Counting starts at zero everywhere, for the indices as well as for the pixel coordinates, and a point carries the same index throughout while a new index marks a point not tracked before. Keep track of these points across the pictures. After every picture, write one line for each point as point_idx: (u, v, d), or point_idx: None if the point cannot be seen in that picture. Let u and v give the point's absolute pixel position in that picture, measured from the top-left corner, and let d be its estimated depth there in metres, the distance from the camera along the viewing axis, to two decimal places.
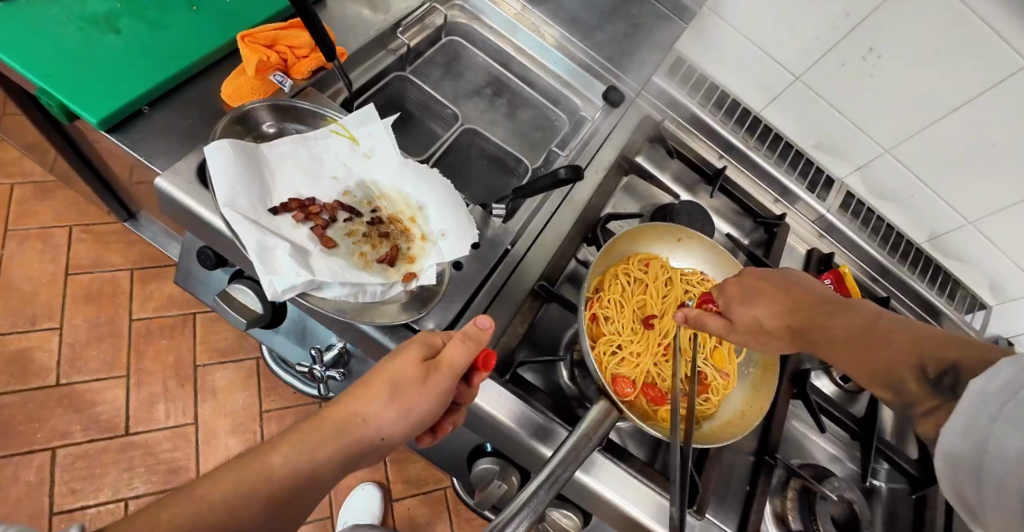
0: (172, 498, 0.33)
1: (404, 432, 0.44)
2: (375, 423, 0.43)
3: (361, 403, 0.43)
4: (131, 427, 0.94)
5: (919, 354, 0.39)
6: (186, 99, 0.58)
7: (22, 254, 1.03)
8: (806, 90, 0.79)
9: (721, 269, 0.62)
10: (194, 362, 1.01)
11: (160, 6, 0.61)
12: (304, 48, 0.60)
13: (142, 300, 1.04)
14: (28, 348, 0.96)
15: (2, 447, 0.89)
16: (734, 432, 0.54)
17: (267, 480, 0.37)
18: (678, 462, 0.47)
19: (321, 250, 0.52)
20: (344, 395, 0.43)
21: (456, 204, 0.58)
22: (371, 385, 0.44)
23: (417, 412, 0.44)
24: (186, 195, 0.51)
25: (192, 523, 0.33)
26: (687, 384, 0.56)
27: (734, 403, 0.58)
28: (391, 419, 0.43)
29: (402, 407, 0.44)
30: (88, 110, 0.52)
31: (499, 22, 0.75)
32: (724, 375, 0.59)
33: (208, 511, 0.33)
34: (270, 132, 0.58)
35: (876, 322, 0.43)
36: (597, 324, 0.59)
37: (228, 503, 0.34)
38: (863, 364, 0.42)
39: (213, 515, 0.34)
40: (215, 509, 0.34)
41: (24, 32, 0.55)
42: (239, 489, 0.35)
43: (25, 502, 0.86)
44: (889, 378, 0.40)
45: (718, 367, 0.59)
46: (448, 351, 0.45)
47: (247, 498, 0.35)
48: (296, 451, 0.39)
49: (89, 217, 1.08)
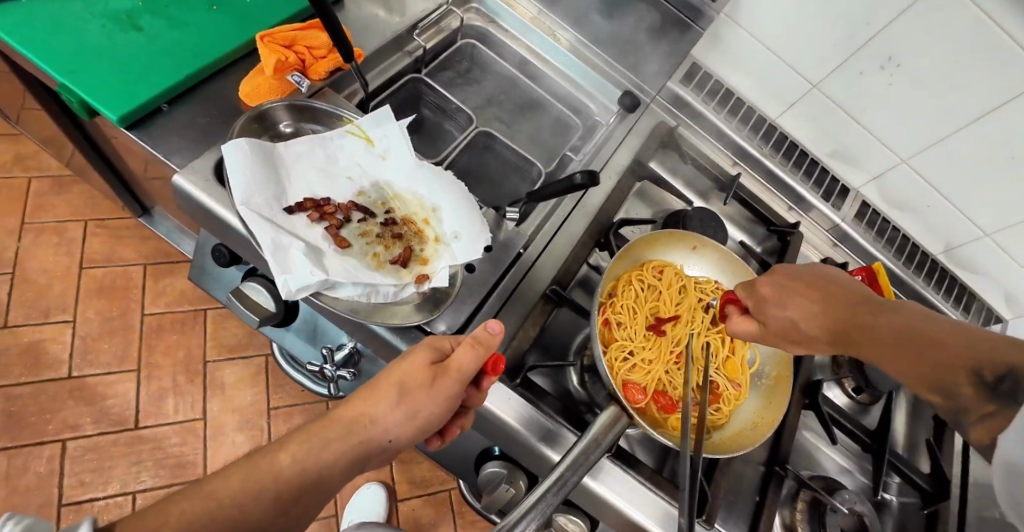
0: (181, 496, 0.34)
1: (412, 435, 0.45)
2: (383, 426, 0.44)
3: (369, 404, 0.44)
4: (141, 421, 0.99)
5: (975, 357, 0.35)
6: (203, 97, 0.60)
7: (39, 247, 1.07)
8: (822, 99, 0.76)
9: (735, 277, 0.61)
10: (205, 357, 1.06)
11: (180, 6, 0.63)
12: (322, 48, 0.62)
13: (151, 295, 1.09)
14: (42, 341, 1.01)
15: (15, 436, 0.93)
16: (745, 443, 0.53)
17: (274, 480, 0.38)
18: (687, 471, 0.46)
19: (334, 250, 0.53)
20: (352, 397, 0.44)
21: (470, 205, 0.58)
22: (379, 387, 0.44)
23: (424, 414, 0.44)
24: (203, 192, 0.53)
25: (201, 519, 0.34)
26: (699, 394, 0.54)
27: (746, 413, 0.57)
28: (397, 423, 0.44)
29: (409, 408, 0.44)
30: (109, 107, 0.54)
31: (515, 25, 0.77)
32: (736, 386, 0.58)
33: (216, 508, 0.35)
34: (287, 132, 0.59)
35: (926, 324, 0.39)
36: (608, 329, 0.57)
37: (236, 502, 0.36)
38: (913, 370, 0.38)
39: (221, 512, 0.35)
40: (223, 506, 0.35)
41: (49, 32, 0.57)
42: (249, 486, 0.37)
43: (35, 492, 0.91)
44: (940, 382, 0.37)
45: (731, 377, 0.58)
46: (457, 356, 0.45)
47: (257, 496, 0.37)
48: (304, 450, 0.40)
49: (105, 212, 1.13)
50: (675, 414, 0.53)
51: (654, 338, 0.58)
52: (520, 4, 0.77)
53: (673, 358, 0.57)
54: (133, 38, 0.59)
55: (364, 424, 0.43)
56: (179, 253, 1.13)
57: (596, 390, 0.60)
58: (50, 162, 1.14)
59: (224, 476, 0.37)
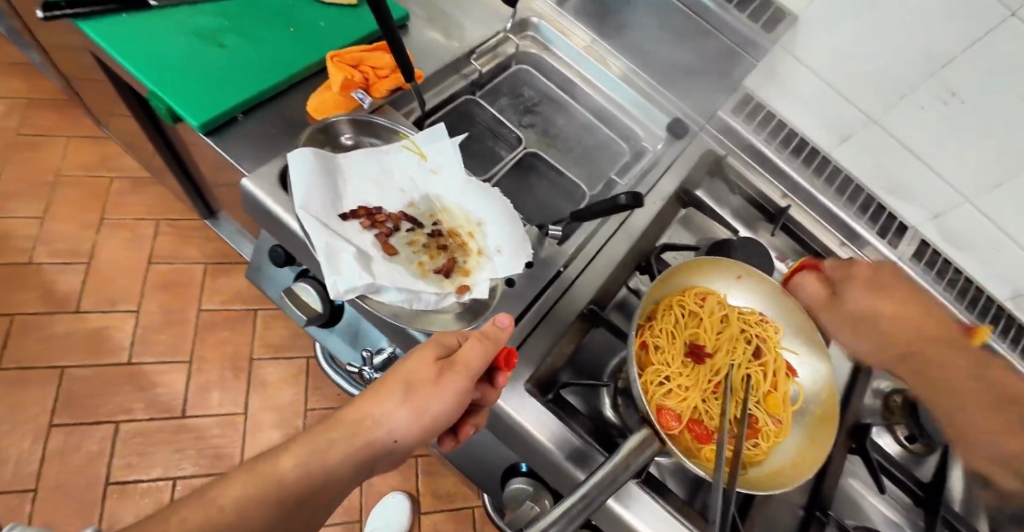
0: (182, 504, 0.35)
1: (417, 435, 0.46)
2: (387, 426, 0.45)
3: (374, 404, 0.45)
4: (187, 410, 1.04)
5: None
6: (275, 109, 0.64)
7: (113, 241, 1.16)
8: (881, 134, 0.73)
9: (779, 311, 0.60)
10: (252, 355, 1.11)
11: (261, 26, 0.69)
12: (385, 69, 0.65)
13: (208, 292, 1.15)
14: (107, 327, 1.08)
15: (74, 414, 1.00)
16: (782, 483, 0.51)
17: (278, 485, 0.39)
18: (719, 504, 0.45)
19: (382, 256, 0.55)
20: (360, 398, 0.46)
21: (514, 222, 0.60)
22: (384, 387, 0.46)
23: (430, 413, 0.45)
24: (267, 195, 0.56)
25: (202, 525, 0.35)
26: (737, 427, 0.53)
27: (786, 452, 0.55)
28: (404, 421, 0.45)
29: (415, 406, 0.45)
30: (193, 115, 0.59)
31: (569, 53, 0.79)
32: (776, 422, 0.56)
33: (218, 513, 0.36)
34: (347, 144, 0.63)
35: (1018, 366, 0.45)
36: (645, 353, 0.56)
37: (239, 506, 0.37)
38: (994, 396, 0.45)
39: (223, 517, 0.36)
40: (225, 512, 0.36)
41: (147, 45, 0.63)
42: (250, 494, 0.38)
43: (87, 469, 0.97)
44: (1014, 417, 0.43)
45: (771, 412, 0.56)
46: (465, 351, 0.46)
47: (258, 503, 0.38)
48: (306, 453, 0.41)
49: (175, 212, 1.21)
50: (710, 445, 0.52)
51: (692, 365, 0.56)
52: (575, 34, 0.80)
53: (711, 387, 0.56)
54: (218, 54, 0.65)
55: (368, 421, 0.45)
56: (238, 255, 1.20)
57: (628, 414, 0.59)
58: (132, 163, 1.24)
59: (224, 483, 0.38)
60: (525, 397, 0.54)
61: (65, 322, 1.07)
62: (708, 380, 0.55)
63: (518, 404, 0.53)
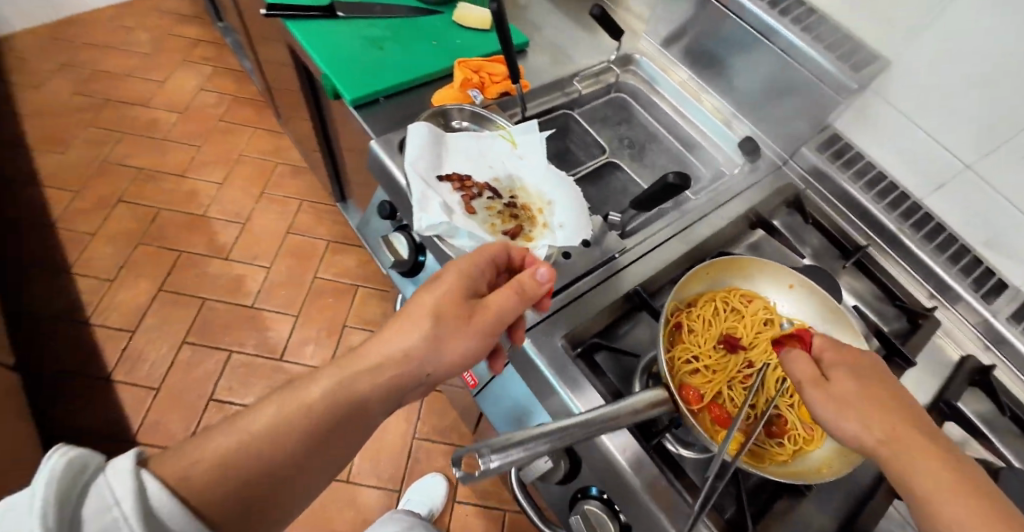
0: (218, 430, 0.40)
1: (447, 369, 0.50)
2: None
3: (404, 337, 0.49)
4: (285, 355, 1.21)
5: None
6: (409, 98, 0.81)
7: (266, 210, 1.42)
8: (979, 183, 0.69)
9: (829, 325, 0.59)
10: (346, 322, 1.27)
11: (413, 36, 0.86)
12: (498, 76, 0.79)
13: (326, 264, 1.35)
14: (244, 275, 1.31)
15: (203, 337, 1.21)
16: (799, 478, 0.50)
17: (309, 415, 0.43)
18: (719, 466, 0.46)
19: (462, 212, 0.66)
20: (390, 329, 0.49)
21: (579, 206, 0.68)
22: (413, 319, 0.49)
23: (461, 347, 0.50)
24: (386, 153, 0.71)
25: (233, 450, 0.39)
26: (759, 418, 0.53)
27: (814, 460, 0.53)
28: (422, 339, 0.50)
29: (443, 342, 0.49)
30: (350, 93, 0.77)
31: (666, 87, 0.88)
32: (808, 430, 0.55)
33: (247, 439, 0.40)
34: (456, 127, 0.76)
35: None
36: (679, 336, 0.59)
37: (268, 435, 0.41)
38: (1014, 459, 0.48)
39: (254, 444, 0.40)
40: (255, 440, 0.40)
41: (330, 41, 0.83)
42: (280, 421, 0.42)
43: (201, 382, 1.16)
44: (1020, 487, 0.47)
45: (803, 419, 0.55)
46: (494, 298, 0.51)
47: (291, 431, 0.42)
48: (336, 384, 0.45)
49: (317, 197, 1.46)
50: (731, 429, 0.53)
51: (723, 357, 0.57)
52: (674, 71, 0.90)
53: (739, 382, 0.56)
54: (377, 53, 0.83)
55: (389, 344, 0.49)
56: (357, 239, 1.40)
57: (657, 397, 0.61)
58: (295, 154, 1.52)
59: (260, 410, 0.42)
60: (558, 349, 0.59)
61: (216, 266, 1.31)
62: (737, 371, 0.57)
63: (550, 353, 0.58)
